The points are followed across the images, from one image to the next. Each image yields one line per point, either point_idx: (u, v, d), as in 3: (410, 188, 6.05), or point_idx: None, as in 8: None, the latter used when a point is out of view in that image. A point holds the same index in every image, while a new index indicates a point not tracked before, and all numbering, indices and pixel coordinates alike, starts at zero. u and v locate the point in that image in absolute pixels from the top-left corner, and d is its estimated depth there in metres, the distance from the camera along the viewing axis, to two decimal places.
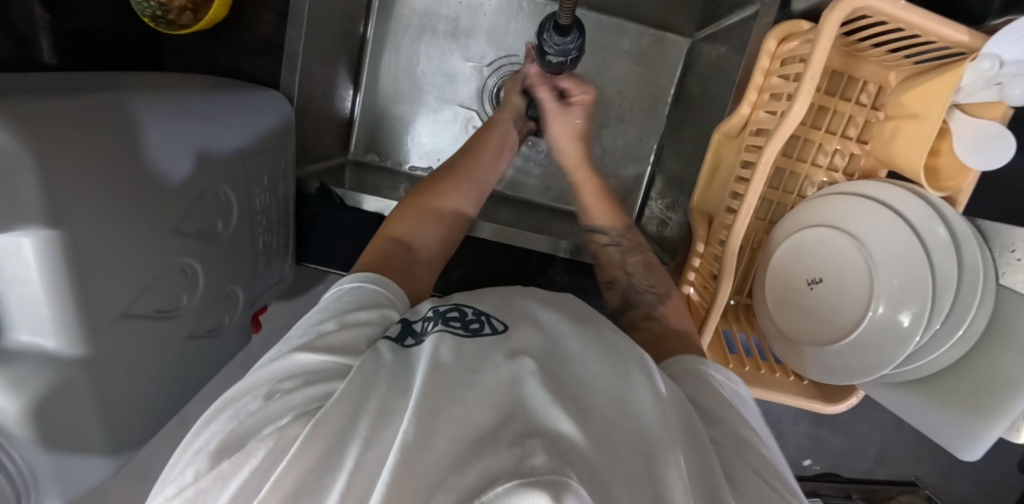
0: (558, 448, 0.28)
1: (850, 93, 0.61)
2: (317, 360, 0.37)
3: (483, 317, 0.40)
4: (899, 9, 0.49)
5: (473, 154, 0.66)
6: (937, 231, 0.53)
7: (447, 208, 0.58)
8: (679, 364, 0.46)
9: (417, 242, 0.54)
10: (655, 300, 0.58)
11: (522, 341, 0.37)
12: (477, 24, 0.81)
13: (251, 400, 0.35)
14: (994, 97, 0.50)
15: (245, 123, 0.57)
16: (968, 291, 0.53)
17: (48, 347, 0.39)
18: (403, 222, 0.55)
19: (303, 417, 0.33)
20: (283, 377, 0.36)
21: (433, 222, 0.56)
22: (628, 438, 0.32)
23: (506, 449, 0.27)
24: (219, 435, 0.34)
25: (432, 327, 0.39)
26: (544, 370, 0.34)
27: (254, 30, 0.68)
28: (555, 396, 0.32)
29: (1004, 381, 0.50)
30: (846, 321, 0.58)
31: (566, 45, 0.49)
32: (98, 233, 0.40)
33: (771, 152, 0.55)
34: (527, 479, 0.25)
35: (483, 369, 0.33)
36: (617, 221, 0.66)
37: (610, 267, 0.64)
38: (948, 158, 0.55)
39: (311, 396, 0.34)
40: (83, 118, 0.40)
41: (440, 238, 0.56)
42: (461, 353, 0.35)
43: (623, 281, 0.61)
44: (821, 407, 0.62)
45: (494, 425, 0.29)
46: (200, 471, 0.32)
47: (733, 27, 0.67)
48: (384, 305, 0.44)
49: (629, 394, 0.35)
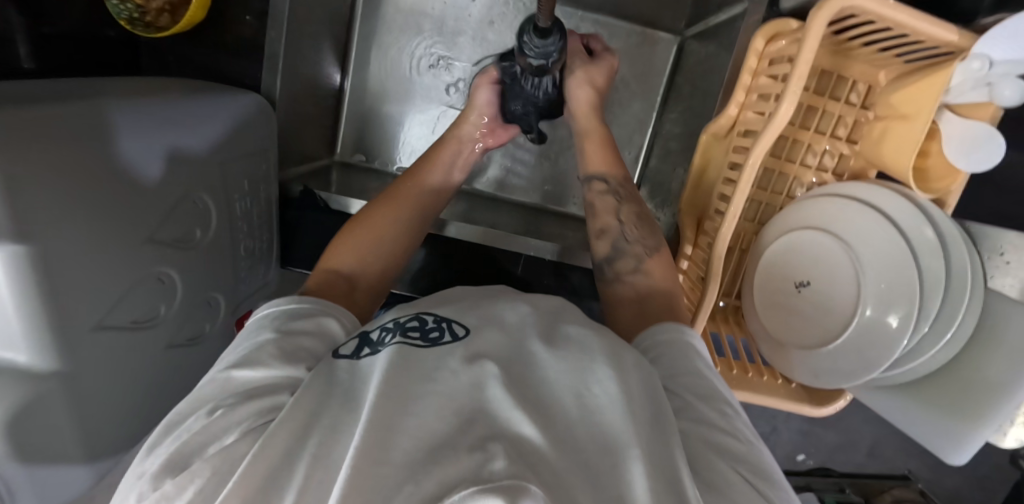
0: (519, 450, 0.29)
1: (839, 92, 0.61)
2: (259, 375, 0.37)
3: (443, 323, 0.39)
4: (888, 8, 0.48)
5: (427, 166, 0.63)
6: (924, 231, 0.53)
7: (396, 225, 0.57)
8: (659, 338, 0.46)
9: (360, 266, 0.52)
10: (641, 253, 0.56)
11: (484, 345, 0.36)
12: (464, 22, 0.80)
13: (193, 419, 0.34)
14: (984, 98, 0.49)
15: (222, 127, 0.56)
16: (957, 294, 0.52)
17: (20, 361, 0.38)
18: (346, 246, 0.53)
19: (248, 436, 0.32)
20: (224, 394, 0.36)
21: (379, 245, 0.55)
22: (590, 439, 0.32)
23: (467, 453, 0.28)
24: (162, 457, 0.33)
25: (390, 339, 0.37)
26: (511, 375, 0.34)
27: (235, 32, 0.67)
28: (519, 400, 0.32)
29: (990, 384, 0.49)
30: (835, 325, 0.58)
31: (547, 48, 0.47)
32: (68, 245, 0.39)
33: (758, 154, 0.54)
34: (485, 484, 0.26)
35: (440, 377, 0.33)
36: (618, 171, 0.62)
37: (602, 214, 0.60)
38: (937, 159, 0.55)
39: (257, 410, 0.34)
40: (49, 127, 0.39)
41: (389, 260, 0.55)
42: (411, 365, 0.34)
43: (614, 231, 0.58)
44: (810, 410, 0.61)
45: (452, 431, 0.30)
46: (143, 492, 0.31)
47: (722, 24, 0.66)
48: (320, 313, 0.44)
49: (592, 387, 0.35)
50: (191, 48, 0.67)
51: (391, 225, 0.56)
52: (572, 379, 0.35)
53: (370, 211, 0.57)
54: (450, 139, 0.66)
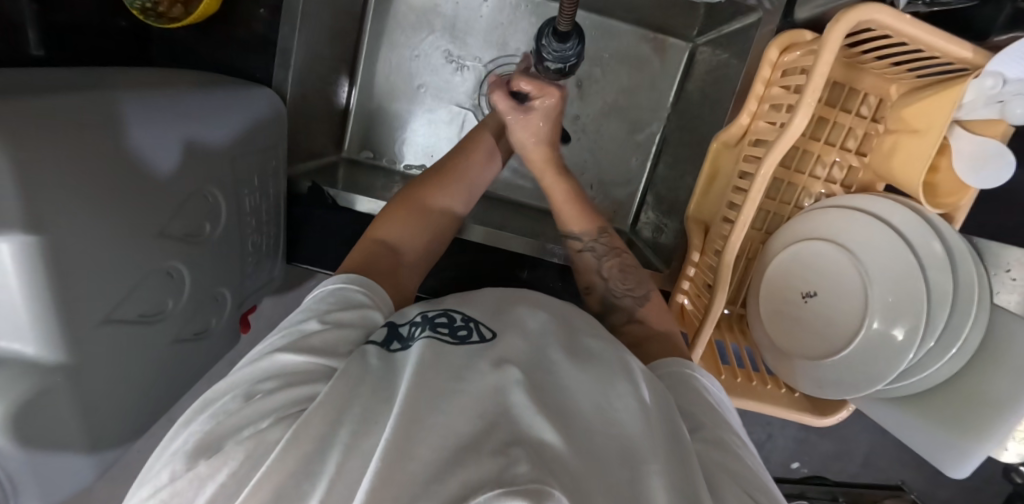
0: (541, 455, 0.29)
1: (851, 104, 0.61)
2: (298, 362, 0.37)
3: (471, 323, 0.39)
4: (904, 23, 0.48)
5: (464, 154, 0.62)
6: (933, 245, 0.53)
7: (434, 209, 0.57)
8: (665, 366, 0.46)
9: (403, 243, 0.54)
10: (633, 305, 0.56)
11: (508, 350, 0.36)
12: (475, 23, 0.80)
13: (231, 399, 0.35)
14: (995, 115, 0.50)
15: (235, 121, 0.55)
16: (963, 308, 0.52)
17: (26, 353, 0.38)
18: (390, 222, 0.55)
19: (282, 421, 0.33)
20: (263, 378, 0.36)
21: (420, 225, 0.56)
22: (610, 445, 0.32)
23: (488, 457, 0.28)
24: (196, 435, 0.34)
25: (418, 333, 0.38)
26: (531, 380, 0.34)
27: (247, 25, 0.66)
28: (539, 406, 0.32)
29: (993, 401, 0.50)
30: (840, 336, 0.58)
31: (566, 52, 0.48)
32: (80, 237, 0.39)
33: (770, 164, 0.54)
34: (508, 488, 0.26)
35: (470, 377, 0.33)
36: (591, 224, 0.61)
37: (587, 272, 0.61)
38: (946, 175, 0.55)
39: (293, 399, 0.34)
40: (63, 118, 0.38)
41: (431, 241, 0.56)
42: (444, 360, 0.35)
43: (600, 287, 0.59)
44: (811, 421, 0.62)
45: (477, 433, 0.30)
46: (176, 472, 0.32)
47: (735, 33, 0.66)
48: (364, 306, 0.44)
49: (613, 403, 0.35)
50: (203, 40, 0.66)
51: (435, 208, 0.58)
52: (591, 389, 0.35)
53: (415, 191, 0.58)
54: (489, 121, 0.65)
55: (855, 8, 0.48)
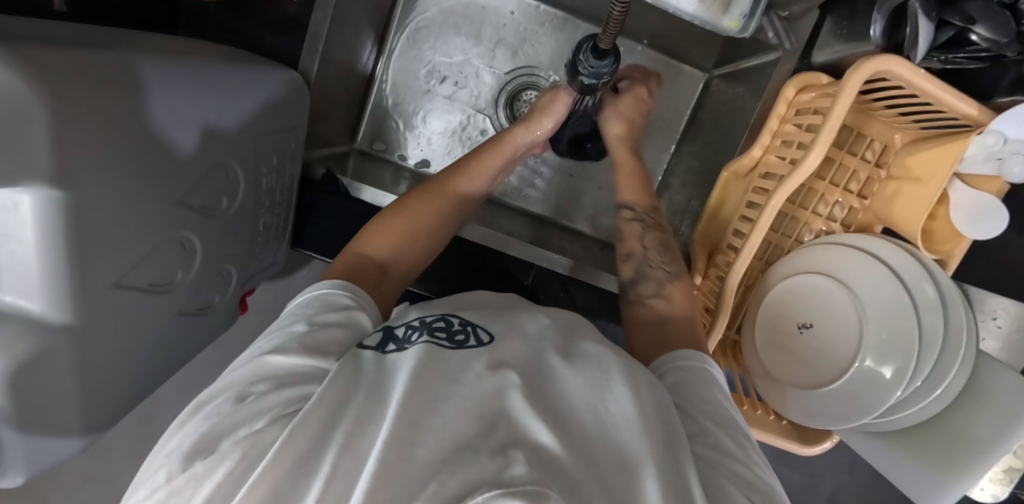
0: (539, 457, 0.30)
1: (857, 148, 0.64)
2: (286, 364, 0.37)
3: (468, 327, 0.39)
4: (918, 77, 0.51)
5: (464, 167, 0.63)
6: (926, 289, 0.56)
7: (424, 224, 0.57)
8: (681, 354, 0.47)
9: (388, 256, 0.54)
10: (664, 279, 0.59)
11: (507, 352, 0.37)
12: (500, 30, 0.82)
13: (223, 402, 0.35)
14: (993, 172, 0.53)
15: (257, 101, 0.55)
16: (952, 348, 0.55)
17: (33, 310, 0.37)
18: (378, 234, 0.54)
19: (278, 422, 0.32)
20: (255, 380, 0.36)
21: (408, 238, 0.56)
22: (605, 453, 0.33)
23: (488, 457, 0.29)
24: (192, 436, 0.33)
25: (417, 337, 0.38)
26: (527, 384, 0.35)
27: (278, 6, 0.65)
28: (539, 411, 0.33)
29: (976, 441, 0.52)
30: (833, 369, 0.60)
31: (601, 68, 0.49)
32: (101, 198, 0.38)
33: (780, 198, 0.56)
34: (509, 489, 0.27)
35: (463, 379, 0.34)
36: (647, 200, 0.66)
37: (629, 240, 0.64)
38: (943, 223, 0.58)
39: (287, 399, 0.34)
40: (97, 77, 0.37)
41: (414, 257, 0.56)
42: (439, 362, 0.35)
43: (638, 255, 0.62)
44: (797, 448, 0.64)
45: (475, 433, 0.30)
46: (171, 473, 0.32)
47: (753, 68, 0.68)
48: (350, 307, 0.44)
49: (609, 406, 0.35)
50: (232, 15, 0.65)
51: (423, 226, 0.57)
52: (589, 392, 0.36)
53: (408, 203, 0.58)
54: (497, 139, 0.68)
55: (872, 59, 0.50)
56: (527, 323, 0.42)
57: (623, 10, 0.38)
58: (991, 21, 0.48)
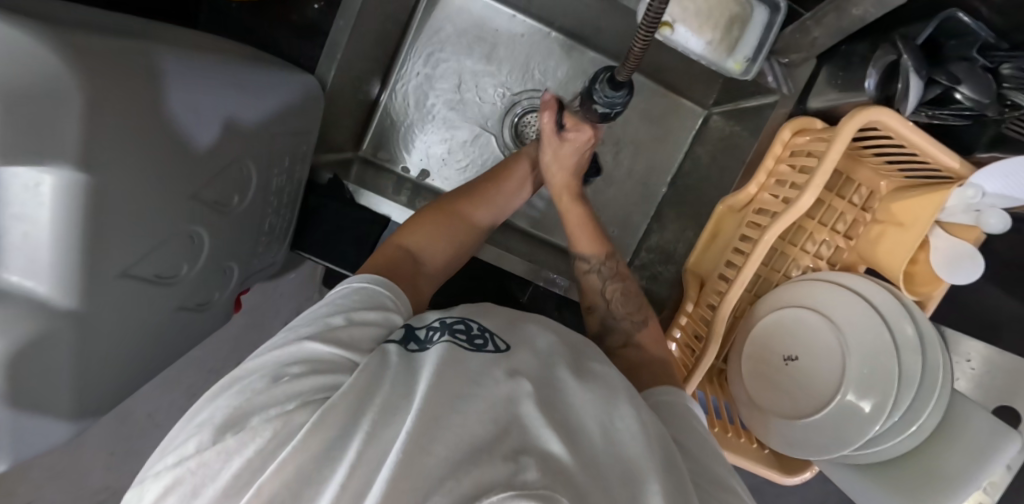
0: (550, 466, 0.30)
1: (845, 191, 0.67)
2: (323, 351, 0.37)
3: (486, 333, 0.40)
4: (905, 129, 0.54)
5: (493, 182, 0.67)
6: (905, 328, 0.58)
7: (457, 226, 0.61)
8: (663, 391, 0.49)
9: (421, 253, 0.56)
10: (631, 329, 0.60)
11: (521, 363, 0.38)
12: (511, 52, 0.84)
13: (259, 378, 0.35)
14: (971, 221, 0.57)
15: (272, 101, 0.55)
16: (928, 387, 0.57)
17: (39, 292, 0.35)
18: (413, 233, 0.58)
19: (307, 406, 0.33)
20: (291, 361, 0.36)
21: (442, 237, 0.59)
22: (613, 464, 0.34)
23: (501, 461, 0.29)
24: (225, 409, 0.33)
25: (438, 337, 0.39)
26: (540, 394, 0.36)
27: (300, 11, 0.67)
28: (552, 422, 0.34)
29: (946, 478, 0.54)
30: (815, 400, 0.62)
31: (615, 99, 0.51)
32: (118, 183, 0.38)
33: (774, 234, 0.58)
34: (522, 491, 0.27)
35: (482, 383, 0.34)
36: (601, 250, 0.67)
37: (591, 293, 0.65)
38: (923, 267, 0.62)
39: (319, 385, 0.34)
40: (126, 63, 0.38)
41: (443, 259, 0.58)
42: (459, 366, 0.35)
43: (602, 308, 0.63)
44: (777, 477, 0.65)
45: (489, 437, 0.31)
46: (202, 443, 0.31)
47: (751, 109, 0.72)
48: (388, 308, 0.45)
49: (616, 422, 0.37)
50: (253, 15, 0.66)
51: (454, 227, 0.61)
52: (598, 407, 0.37)
53: (441, 209, 0.61)
54: (523, 156, 0.71)
55: (863, 110, 0.54)
56: (533, 335, 0.43)
57: (644, 47, 0.41)
58: (974, 82, 0.52)
